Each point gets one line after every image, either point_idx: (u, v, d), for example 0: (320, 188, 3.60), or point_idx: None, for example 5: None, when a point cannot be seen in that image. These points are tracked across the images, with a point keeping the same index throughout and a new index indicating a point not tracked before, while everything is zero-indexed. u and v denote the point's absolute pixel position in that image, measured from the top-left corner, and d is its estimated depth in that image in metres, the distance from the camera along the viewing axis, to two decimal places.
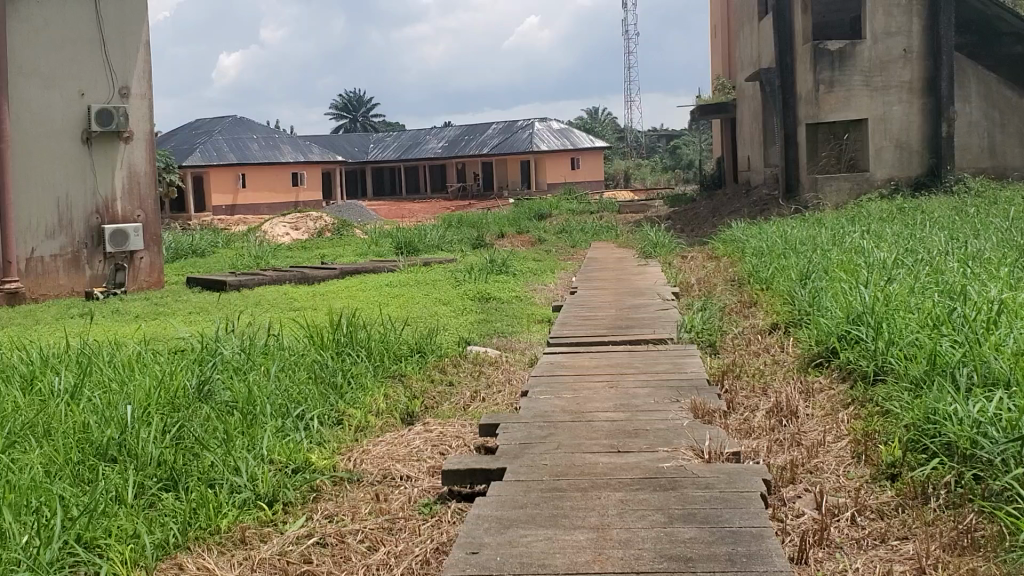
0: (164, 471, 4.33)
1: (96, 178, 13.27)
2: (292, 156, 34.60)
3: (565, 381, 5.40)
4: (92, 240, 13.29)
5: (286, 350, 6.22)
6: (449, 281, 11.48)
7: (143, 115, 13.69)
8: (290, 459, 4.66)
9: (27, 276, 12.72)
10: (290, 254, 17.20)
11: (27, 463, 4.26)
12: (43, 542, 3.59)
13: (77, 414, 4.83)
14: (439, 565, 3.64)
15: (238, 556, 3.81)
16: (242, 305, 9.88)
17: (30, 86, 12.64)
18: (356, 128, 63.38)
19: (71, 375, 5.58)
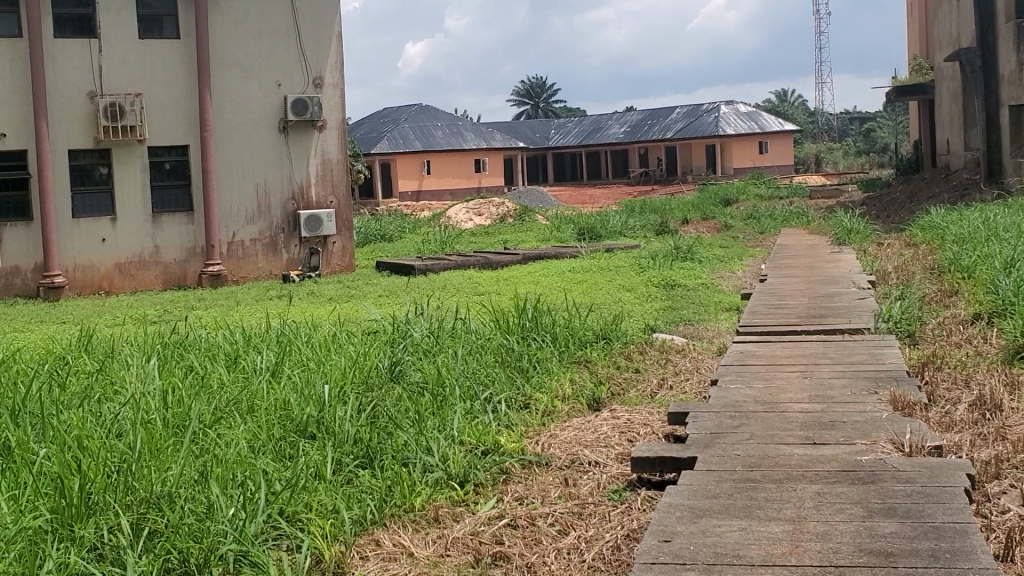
0: (360, 449, 4.49)
1: (292, 166, 14.12)
2: (476, 143, 35.06)
3: (757, 371, 5.31)
4: (289, 225, 14.19)
5: (472, 333, 6.30)
6: (634, 267, 11.42)
7: (337, 104, 14.36)
8: (479, 441, 4.76)
9: (229, 259, 13.83)
10: (474, 238, 17.46)
11: (233, 437, 4.46)
12: (248, 514, 3.77)
13: (277, 391, 5.04)
14: (631, 553, 3.61)
15: (432, 535, 3.91)
16: (429, 289, 10.12)
17: (231, 78, 13.67)
18: (538, 114, 63.69)
19: (272, 354, 5.80)
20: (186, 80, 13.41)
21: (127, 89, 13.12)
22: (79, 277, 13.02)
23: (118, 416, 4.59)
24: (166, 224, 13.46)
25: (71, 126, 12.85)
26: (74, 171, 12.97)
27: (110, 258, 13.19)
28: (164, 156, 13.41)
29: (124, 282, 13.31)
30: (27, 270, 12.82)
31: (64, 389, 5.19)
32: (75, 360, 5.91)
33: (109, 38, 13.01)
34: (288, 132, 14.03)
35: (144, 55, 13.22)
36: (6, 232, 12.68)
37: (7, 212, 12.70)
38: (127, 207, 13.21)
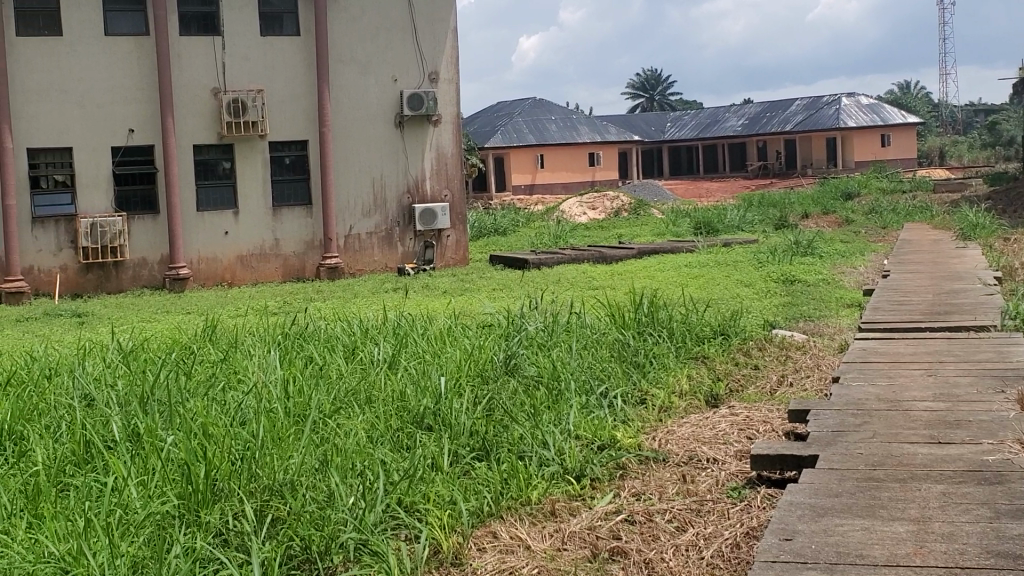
0: (476, 442, 4.53)
1: (407, 160, 14.29)
2: (589, 137, 34.97)
3: (879, 368, 5.20)
4: (404, 219, 14.35)
5: (588, 327, 6.29)
6: (752, 262, 11.26)
7: (452, 98, 14.49)
8: (596, 436, 4.76)
9: (346, 252, 14.07)
10: (589, 232, 17.43)
11: (352, 427, 4.54)
12: (367, 504, 3.84)
13: (394, 382, 5.11)
14: (752, 552, 3.56)
15: (549, 528, 3.92)
16: (544, 282, 10.13)
17: (348, 73, 13.89)
18: (653, 108, 63.21)
19: (389, 346, 5.87)
20: (305, 76, 13.67)
21: (248, 85, 13.43)
22: (203, 269, 13.39)
23: (241, 405, 4.70)
24: (286, 217, 13.75)
25: (195, 122, 13.21)
26: (198, 165, 13.33)
27: (232, 250, 13.53)
28: (283, 151, 13.70)
29: (246, 274, 13.63)
30: (154, 261, 13.24)
31: (190, 377, 5.35)
32: (200, 350, 6.07)
33: (232, 36, 13.33)
34: (404, 127, 14.21)
35: (265, 52, 13.52)
36: (134, 224, 13.10)
37: (134, 206, 13.12)
38: (249, 201, 13.53)
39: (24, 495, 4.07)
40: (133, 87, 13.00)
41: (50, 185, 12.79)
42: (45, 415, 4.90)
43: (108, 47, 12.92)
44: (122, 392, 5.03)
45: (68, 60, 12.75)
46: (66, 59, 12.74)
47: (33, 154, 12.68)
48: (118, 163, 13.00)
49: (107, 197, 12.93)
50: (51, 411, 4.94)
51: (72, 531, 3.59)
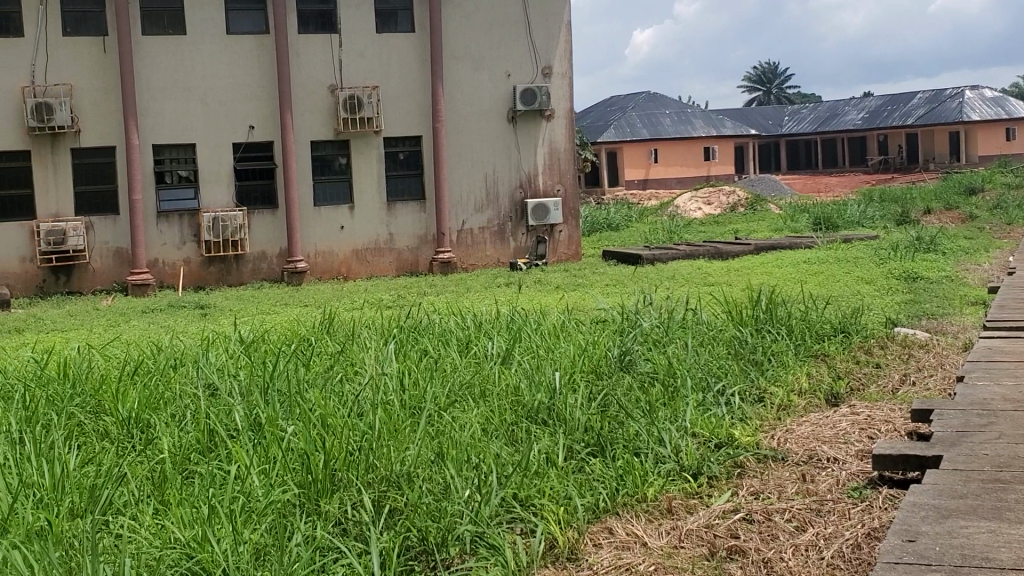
0: (591, 437, 4.53)
1: (520, 155, 14.34)
2: (705, 131, 34.58)
3: (1007, 368, 5.04)
4: (517, 214, 14.40)
5: (704, 324, 6.23)
6: (872, 259, 11.00)
7: (565, 93, 14.49)
8: (713, 433, 4.70)
9: (459, 246, 14.18)
10: (703, 228, 17.24)
11: (467, 420, 4.57)
12: (482, 497, 3.87)
13: (508, 377, 5.13)
14: (873, 553, 3.49)
15: (666, 525, 3.89)
16: (658, 278, 10.05)
17: (462, 69, 13.99)
18: (769, 102, 62.28)
19: (503, 341, 5.89)
20: (420, 72, 13.81)
21: (364, 82, 13.63)
22: (319, 263, 13.64)
23: (358, 396, 4.77)
24: (400, 212, 13.91)
25: (313, 119, 13.46)
26: (315, 161, 13.58)
27: (349, 244, 13.75)
28: (398, 146, 13.87)
29: (361, 268, 13.84)
30: (272, 255, 13.53)
31: (308, 368, 5.44)
32: (318, 341, 6.17)
33: (349, 33, 13.54)
34: (517, 122, 14.26)
35: (381, 48, 13.69)
36: (254, 219, 13.40)
37: (254, 200, 13.43)
38: (364, 196, 13.73)
39: (151, 481, 4.19)
40: (253, 84, 13.30)
41: (175, 180, 13.17)
42: (170, 403, 5.04)
43: (229, 45, 13.24)
44: (244, 382, 5.15)
45: (192, 58, 13.10)
46: (189, 57, 13.09)
47: (157, 150, 13.06)
48: (239, 159, 13.32)
49: (228, 192, 13.25)
50: (175, 400, 5.08)
51: (197, 517, 3.69)
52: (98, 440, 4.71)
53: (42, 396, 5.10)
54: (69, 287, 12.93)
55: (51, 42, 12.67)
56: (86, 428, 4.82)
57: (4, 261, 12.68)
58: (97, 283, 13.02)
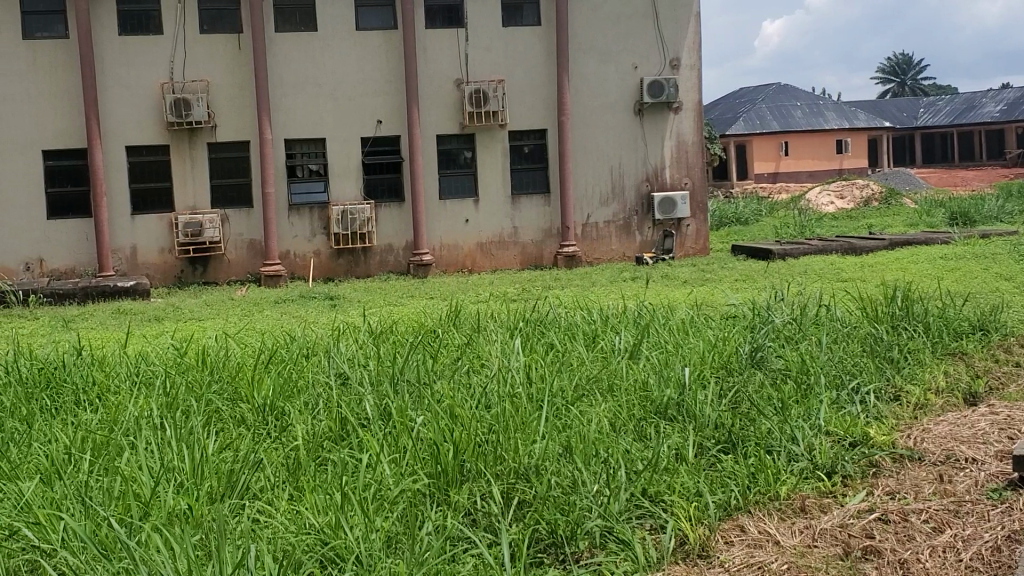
0: (722, 434, 4.48)
1: (647, 149, 14.26)
2: (836, 123, 33.81)
3: None
4: (643, 207, 14.32)
5: (837, 321, 6.10)
6: (1012, 255, 10.63)
7: (694, 85, 14.34)
8: (848, 432, 4.60)
9: (584, 240, 14.16)
10: (834, 222, 16.88)
11: (595, 414, 4.57)
12: (611, 492, 3.86)
13: (637, 371, 5.11)
14: (1015, 556, 3.40)
15: (799, 524, 3.83)
16: (789, 273, 9.88)
17: (588, 62, 13.97)
18: (903, 93, 60.64)
19: (631, 335, 5.86)
20: (545, 65, 13.84)
21: (491, 76, 13.72)
22: (445, 256, 13.78)
23: (486, 388, 4.80)
24: (525, 206, 13.96)
25: (439, 113, 13.60)
26: (441, 154, 13.72)
27: (474, 237, 13.86)
28: (523, 140, 13.92)
29: (486, 261, 13.93)
30: (399, 248, 13.72)
31: (437, 360, 5.50)
32: (445, 333, 6.23)
33: (476, 27, 13.65)
34: (644, 115, 14.18)
35: (507, 42, 13.76)
36: (381, 212, 13.61)
37: (381, 193, 13.63)
38: (489, 189, 13.82)
39: (285, 467, 4.28)
40: (382, 79, 13.51)
41: (305, 174, 13.45)
42: (302, 392, 5.14)
43: (359, 40, 13.46)
44: (373, 372, 5.23)
45: (322, 54, 13.36)
46: (320, 53, 13.35)
47: (289, 145, 13.37)
48: (367, 153, 13.55)
49: (356, 185, 13.49)
50: (307, 389, 5.18)
51: (330, 504, 3.76)
52: (235, 426, 4.84)
53: (182, 382, 5.26)
54: (205, 278, 13.32)
55: (188, 39, 13.07)
56: (223, 414, 4.96)
57: (144, 252, 13.12)
58: (231, 274, 13.38)
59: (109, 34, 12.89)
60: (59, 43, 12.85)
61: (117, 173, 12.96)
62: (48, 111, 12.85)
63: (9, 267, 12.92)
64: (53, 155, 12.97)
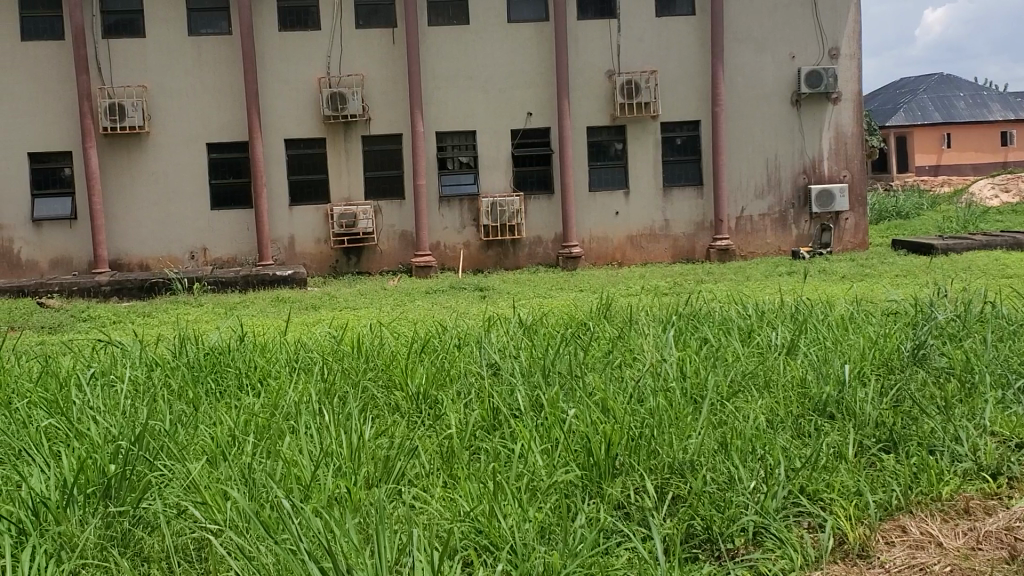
0: (882, 433, 4.36)
1: (804, 140, 13.97)
2: (1001, 114, 32.43)
3: None
4: (799, 201, 14.04)
5: (1005, 318, 5.86)
6: None
7: (854, 75, 14.01)
8: (1015, 433, 4.41)
9: (738, 234, 13.96)
10: (999, 217, 16.25)
11: (751, 411, 4.50)
12: (768, 489, 3.80)
13: (794, 368, 5.00)
14: None
15: (962, 526, 3.70)
16: (952, 269, 9.53)
17: (743, 52, 13.77)
18: None
19: (787, 332, 5.74)
20: (699, 56, 13.70)
21: (643, 67, 13.65)
22: (595, 248, 13.76)
23: (639, 382, 4.77)
24: (677, 198, 13.84)
25: (591, 105, 13.60)
26: (592, 146, 13.71)
27: (624, 230, 13.80)
28: (676, 132, 13.80)
29: (637, 254, 13.85)
30: (548, 240, 13.75)
31: (589, 352, 5.48)
32: (596, 325, 6.20)
33: (629, 18, 13.61)
34: (801, 106, 13.91)
35: (660, 33, 13.67)
36: (531, 204, 13.67)
37: (531, 185, 13.70)
38: (641, 181, 13.75)
39: (439, 455, 4.33)
40: (534, 71, 13.58)
41: (456, 167, 13.62)
42: (455, 381, 5.19)
43: (511, 33, 13.57)
44: (525, 363, 5.24)
45: (476, 46, 13.50)
46: (473, 46, 13.50)
47: (441, 137, 13.56)
48: (517, 145, 13.64)
49: (506, 177, 13.60)
50: (459, 379, 5.22)
51: (485, 493, 3.79)
52: (390, 414, 4.91)
53: (339, 370, 5.37)
54: (359, 268, 13.60)
55: (345, 33, 13.37)
56: (379, 402, 5.03)
57: (301, 242, 13.47)
58: (383, 265, 13.63)
59: (270, 29, 13.27)
60: (223, 40, 13.29)
61: (276, 165, 13.34)
62: (212, 105, 13.31)
63: (175, 256, 13.43)
64: (216, 148, 13.43)
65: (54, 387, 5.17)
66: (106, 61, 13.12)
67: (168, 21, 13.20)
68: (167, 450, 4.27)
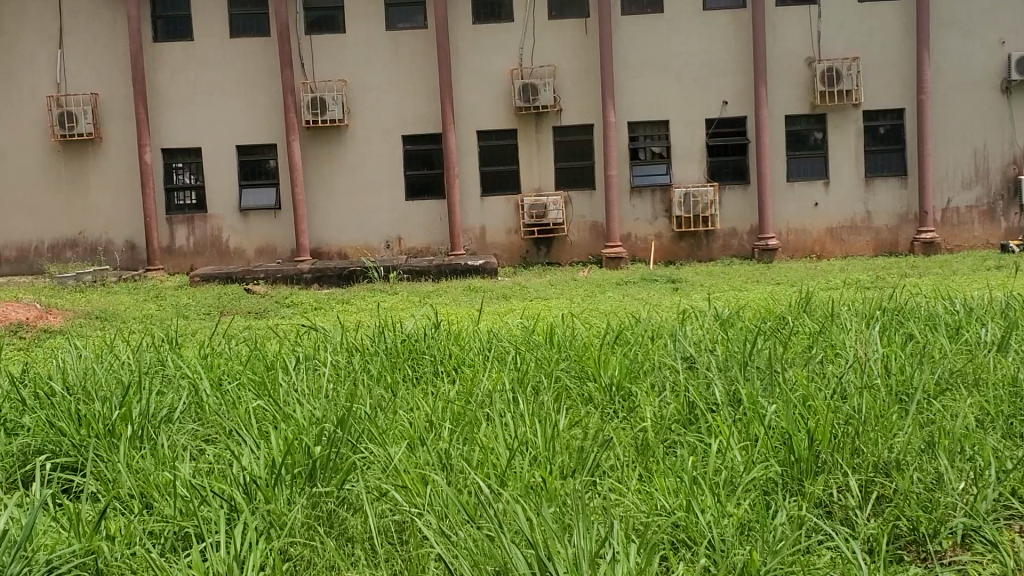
0: None
1: (1014, 129, 13.30)
2: None
3: None
4: (1009, 192, 13.38)
5: None
6: None
7: None
8: None
9: (943, 226, 13.41)
10: None
11: (960, 410, 4.32)
12: (978, 490, 3.64)
13: (1006, 367, 4.77)
14: None
15: None
16: None
17: (950, 37, 13.24)
18: None
19: (999, 329, 5.48)
20: (903, 42, 13.25)
21: (843, 54, 13.29)
22: (792, 241, 13.46)
23: (842, 378, 4.62)
24: (879, 189, 13.41)
25: (788, 93, 13.32)
26: (790, 136, 13.42)
27: (823, 222, 13.46)
28: (878, 120, 13.36)
29: (836, 247, 13.47)
30: (744, 231, 13.52)
31: (787, 347, 5.35)
32: (795, 320, 6.04)
33: (829, 4, 13.26)
34: (1012, 93, 13.25)
35: (862, 19, 13.27)
36: (726, 195, 13.47)
37: (726, 176, 13.49)
38: (841, 171, 13.38)
39: (634, 447, 4.29)
40: (730, 60, 13.40)
41: (648, 157, 13.55)
42: (650, 374, 5.14)
43: (706, 21, 13.41)
44: (721, 357, 5.14)
45: (670, 36, 13.42)
46: (667, 35, 13.42)
47: (633, 127, 13.51)
48: (711, 135, 13.47)
49: (700, 167, 13.45)
50: (654, 371, 5.17)
51: (681, 487, 3.74)
52: (583, 404, 4.90)
53: (532, 359, 5.40)
54: (549, 258, 13.69)
55: (539, 25, 13.48)
56: (572, 393, 5.03)
57: (493, 232, 13.63)
58: (574, 255, 13.67)
59: (465, 22, 13.48)
60: (420, 33, 13.57)
61: (469, 157, 13.54)
62: (409, 97, 13.63)
63: (372, 246, 13.80)
64: (412, 140, 13.73)
65: (261, 370, 5.38)
66: (308, 56, 13.58)
67: (368, 16, 13.56)
68: (368, 434, 4.37)
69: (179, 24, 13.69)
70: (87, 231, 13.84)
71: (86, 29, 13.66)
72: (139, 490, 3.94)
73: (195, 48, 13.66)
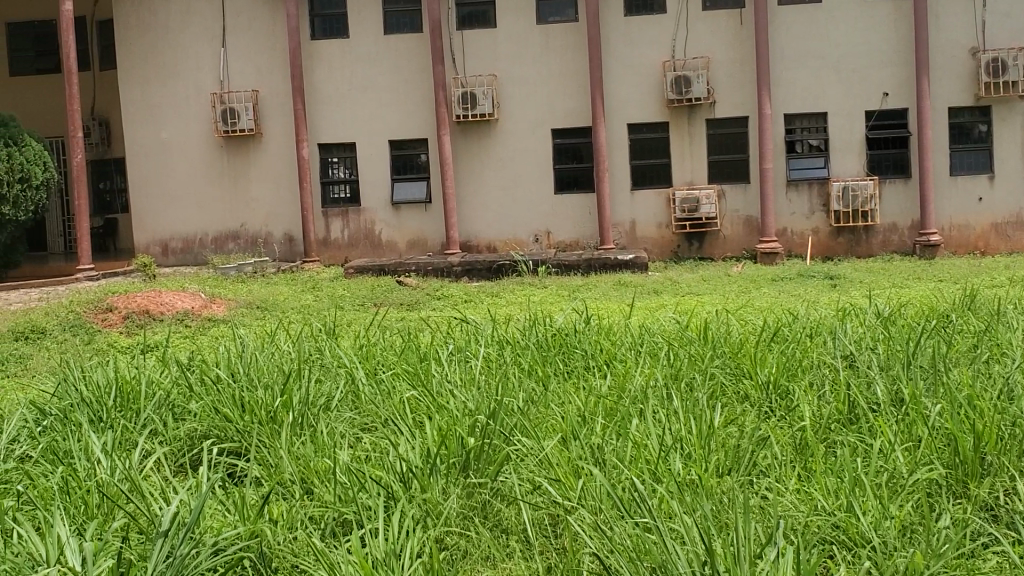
0: None
1: None
2: None
3: None
4: None
5: None
6: None
7: None
8: None
9: None
10: None
11: None
12: None
13: None
14: None
15: None
16: None
17: None
18: None
19: None
20: None
21: (1010, 44, 12.80)
22: (955, 237, 13.01)
23: (1011, 379, 4.46)
24: None
25: (951, 84, 12.88)
26: (953, 128, 12.96)
27: (987, 217, 12.99)
28: None
29: (1001, 243, 12.99)
30: (904, 227, 13.15)
31: (952, 346, 5.18)
32: (960, 318, 5.83)
33: None
34: None
35: None
36: (886, 189, 13.10)
37: (886, 169, 13.13)
38: (1008, 165, 12.89)
39: (792, 446, 4.21)
40: (889, 51, 13.04)
41: (805, 150, 13.27)
42: (808, 372, 5.02)
43: (865, 10, 13.07)
44: (882, 356, 5.00)
45: (827, 26, 13.13)
46: (824, 25, 13.13)
47: (789, 120, 13.25)
48: (871, 127, 13.13)
49: (859, 160, 13.12)
50: (812, 369, 5.06)
51: (841, 488, 3.65)
52: (738, 403, 4.82)
53: (685, 355, 5.34)
54: (701, 254, 13.56)
55: (691, 17, 13.35)
56: (727, 390, 4.96)
57: (643, 226, 13.55)
58: (727, 250, 13.49)
59: (617, 15, 13.45)
60: (571, 27, 13.60)
61: (619, 150, 13.49)
62: (560, 91, 13.66)
63: (521, 239, 13.87)
64: (561, 134, 13.76)
65: (416, 361, 5.46)
66: (461, 51, 13.74)
67: (520, 11, 13.65)
68: (521, 427, 4.40)
69: (336, 22, 14.00)
70: (247, 223, 14.29)
71: (247, 28, 14.09)
72: (300, 476, 4.04)
73: (351, 45, 13.96)
